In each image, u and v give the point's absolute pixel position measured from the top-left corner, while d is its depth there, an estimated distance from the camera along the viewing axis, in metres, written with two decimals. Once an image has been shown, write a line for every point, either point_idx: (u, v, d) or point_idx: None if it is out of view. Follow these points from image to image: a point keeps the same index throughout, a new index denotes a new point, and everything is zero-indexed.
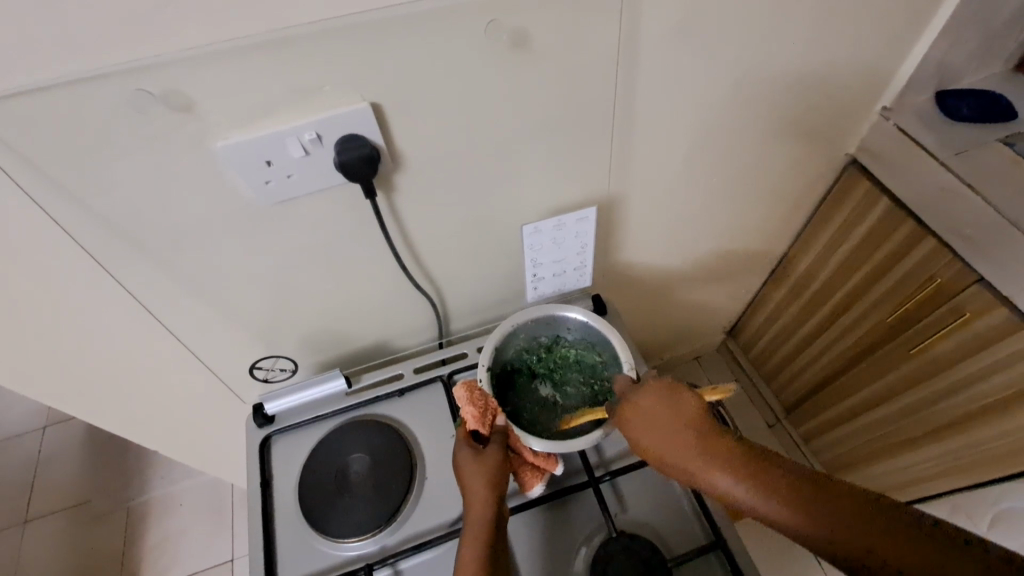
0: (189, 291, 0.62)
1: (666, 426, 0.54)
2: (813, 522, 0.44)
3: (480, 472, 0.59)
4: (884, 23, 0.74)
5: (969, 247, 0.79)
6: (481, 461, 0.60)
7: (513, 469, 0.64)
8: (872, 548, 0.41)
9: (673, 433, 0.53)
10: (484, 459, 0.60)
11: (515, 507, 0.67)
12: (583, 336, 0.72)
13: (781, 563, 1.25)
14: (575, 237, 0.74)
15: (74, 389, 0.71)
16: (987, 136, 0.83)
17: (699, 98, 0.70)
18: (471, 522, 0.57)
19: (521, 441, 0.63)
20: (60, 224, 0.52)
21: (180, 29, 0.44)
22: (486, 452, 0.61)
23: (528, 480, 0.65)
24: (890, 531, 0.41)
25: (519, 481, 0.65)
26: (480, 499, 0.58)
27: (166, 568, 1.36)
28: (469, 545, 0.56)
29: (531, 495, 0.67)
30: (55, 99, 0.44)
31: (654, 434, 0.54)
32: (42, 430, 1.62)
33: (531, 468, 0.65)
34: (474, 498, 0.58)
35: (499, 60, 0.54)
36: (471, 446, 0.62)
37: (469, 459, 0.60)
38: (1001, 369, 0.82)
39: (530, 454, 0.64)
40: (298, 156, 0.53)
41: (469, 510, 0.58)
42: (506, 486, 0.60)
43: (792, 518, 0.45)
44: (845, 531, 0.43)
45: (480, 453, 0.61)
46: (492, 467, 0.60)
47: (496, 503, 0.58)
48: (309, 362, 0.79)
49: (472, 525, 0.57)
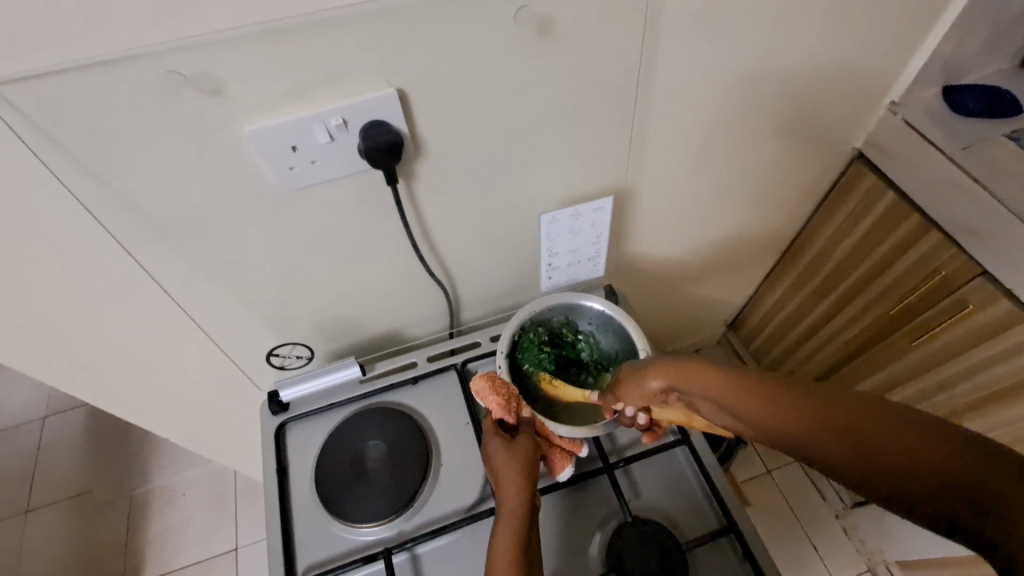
0: (208, 275, 0.62)
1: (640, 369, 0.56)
2: (786, 414, 0.40)
3: (511, 459, 0.60)
4: (898, 16, 0.74)
5: (975, 240, 0.80)
6: (511, 448, 0.61)
7: (541, 454, 0.64)
8: (852, 446, 0.36)
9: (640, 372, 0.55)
10: (514, 446, 0.61)
11: (542, 489, 0.68)
12: (601, 328, 0.73)
13: (782, 552, 1.28)
14: (592, 226, 0.75)
15: (88, 373, 0.71)
16: (994, 131, 0.84)
17: (715, 87, 0.70)
18: (505, 504, 0.57)
19: (547, 428, 0.64)
20: (85, 207, 0.52)
21: (211, 12, 0.43)
22: (515, 439, 0.62)
23: (558, 464, 0.65)
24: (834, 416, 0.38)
25: (549, 465, 0.65)
26: (513, 482, 0.58)
27: (169, 556, 1.36)
28: (505, 525, 0.55)
29: (559, 479, 0.67)
30: (81, 80, 0.44)
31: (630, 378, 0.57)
32: (42, 421, 1.60)
33: (560, 451, 0.65)
34: (506, 484, 0.58)
35: (523, 49, 0.54)
36: (499, 435, 0.63)
37: (499, 447, 0.61)
38: (1004, 360, 0.84)
39: (557, 438, 0.65)
40: (323, 142, 0.53)
41: (502, 496, 0.58)
42: (537, 470, 0.60)
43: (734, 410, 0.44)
44: (825, 416, 0.38)
45: (510, 441, 0.62)
46: (524, 453, 0.61)
47: (529, 487, 0.58)
48: (323, 350, 0.79)
49: (506, 507, 0.57)
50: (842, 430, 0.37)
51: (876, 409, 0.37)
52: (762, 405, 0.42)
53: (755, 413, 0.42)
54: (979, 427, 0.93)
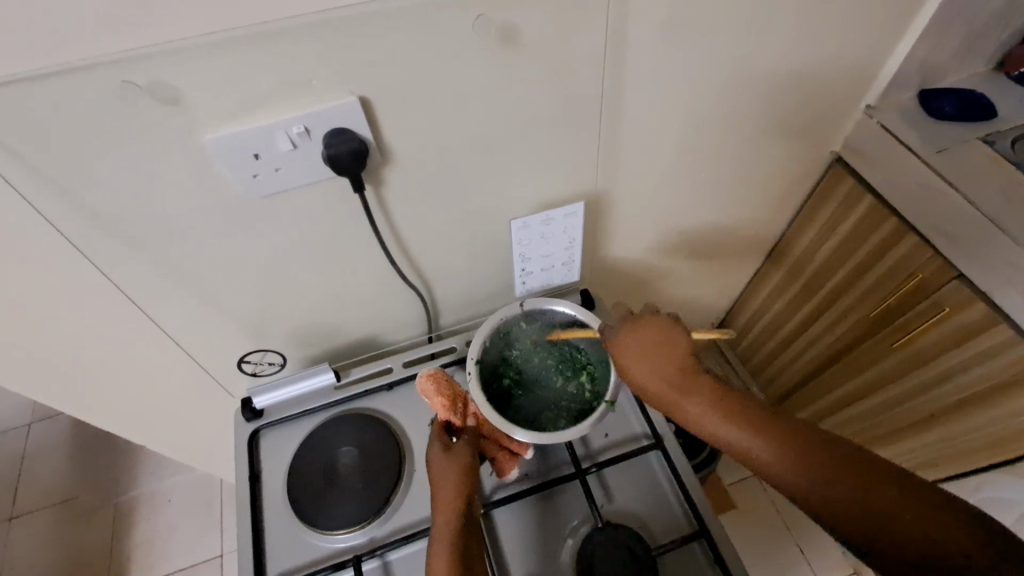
0: (176, 283, 0.62)
1: (656, 362, 0.54)
2: (802, 463, 0.45)
3: (450, 467, 0.60)
4: (868, 22, 0.75)
5: (948, 244, 0.80)
6: (450, 455, 0.61)
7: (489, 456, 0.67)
8: (868, 500, 0.42)
9: (658, 373, 0.53)
10: (454, 453, 0.61)
11: (494, 502, 0.67)
12: (571, 332, 0.74)
13: (768, 556, 1.27)
14: (564, 232, 0.75)
15: (59, 382, 0.71)
16: (967, 134, 0.85)
17: (685, 93, 0.70)
18: (440, 515, 0.57)
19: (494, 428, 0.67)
20: (46, 216, 0.52)
21: (163, 23, 0.43)
22: (456, 445, 0.62)
23: (504, 465, 0.68)
24: (856, 471, 0.43)
25: (496, 468, 0.68)
26: (450, 492, 0.58)
27: (153, 563, 1.36)
28: (440, 537, 0.56)
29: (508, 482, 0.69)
30: (35, 90, 0.44)
31: (641, 368, 0.54)
32: (28, 427, 1.60)
33: (506, 453, 0.68)
34: (443, 494, 0.59)
35: (485, 56, 0.54)
36: (442, 441, 0.63)
37: (439, 455, 0.61)
38: (979, 364, 0.83)
39: (506, 441, 0.68)
40: (285, 150, 0.53)
41: (439, 506, 0.58)
42: (476, 478, 0.61)
43: (773, 453, 0.46)
44: (842, 474, 0.43)
45: (450, 448, 0.62)
46: (462, 461, 0.61)
47: (464, 496, 0.59)
48: (298, 356, 0.79)
49: (441, 518, 0.57)
50: (854, 484, 0.42)
51: (878, 468, 0.43)
52: (778, 447, 0.46)
53: (770, 460, 0.46)
54: (955, 430, 0.93)
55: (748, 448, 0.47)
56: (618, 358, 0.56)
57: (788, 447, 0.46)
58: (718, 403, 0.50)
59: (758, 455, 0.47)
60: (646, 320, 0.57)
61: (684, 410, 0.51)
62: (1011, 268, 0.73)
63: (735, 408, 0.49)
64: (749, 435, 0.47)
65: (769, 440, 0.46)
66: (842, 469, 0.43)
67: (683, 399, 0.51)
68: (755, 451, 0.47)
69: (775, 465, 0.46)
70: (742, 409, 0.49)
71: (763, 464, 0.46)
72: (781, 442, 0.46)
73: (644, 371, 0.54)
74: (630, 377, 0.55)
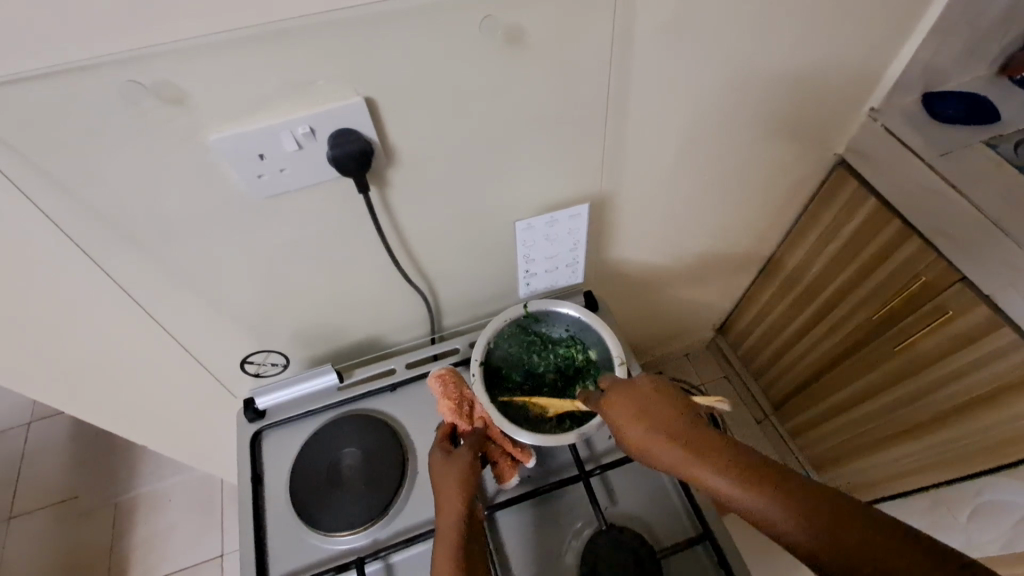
0: (178, 283, 0.62)
1: (649, 418, 0.52)
2: (809, 527, 0.41)
3: (450, 469, 0.60)
4: (873, 24, 0.75)
5: (952, 247, 0.80)
6: (450, 459, 0.61)
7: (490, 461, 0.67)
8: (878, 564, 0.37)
9: (653, 434, 0.51)
10: (454, 457, 0.62)
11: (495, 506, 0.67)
12: (577, 335, 0.74)
13: (769, 559, 1.27)
14: (568, 233, 0.75)
15: (60, 382, 0.70)
16: (972, 138, 0.85)
17: (690, 94, 0.70)
18: (442, 519, 0.56)
19: (498, 433, 0.66)
20: (47, 215, 0.51)
21: (169, 22, 0.43)
22: (456, 450, 0.63)
23: (504, 472, 0.67)
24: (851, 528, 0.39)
25: (496, 473, 0.67)
26: (451, 494, 0.58)
27: (152, 563, 1.35)
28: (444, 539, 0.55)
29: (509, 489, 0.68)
30: (38, 89, 0.43)
31: (633, 426, 0.53)
32: (27, 426, 1.60)
33: (506, 460, 0.67)
34: (445, 497, 0.58)
35: (491, 57, 0.54)
36: (443, 446, 0.64)
37: (439, 460, 0.62)
38: (982, 367, 0.83)
39: (507, 445, 0.67)
40: (290, 150, 0.52)
41: (442, 509, 0.57)
42: (478, 479, 0.60)
43: (779, 512, 0.42)
44: (847, 536, 0.39)
45: (450, 453, 0.62)
46: (463, 463, 0.61)
47: (467, 497, 0.58)
48: (301, 357, 0.79)
49: (443, 521, 0.56)
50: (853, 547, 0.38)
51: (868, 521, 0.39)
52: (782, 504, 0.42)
53: (780, 523, 0.42)
54: (955, 434, 0.92)
55: (755, 507, 0.43)
56: (607, 415, 0.56)
57: (791, 504, 0.42)
58: (717, 456, 0.47)
59: (765, 517, 0.43)
60: (629, 382, 0.56)
61: (689, 472, 0.48)
62: (1014, 271, 0.73)
63: (734, 460, 0.46)
64: (751, 492, 0.44)
65: (767, 494, 0.43)
66: (839, 527, 0.40)
67: (684, 459, 0.48)
68: (762, 512, 0.43)
69: (784, 528, 0.42)
70: (741, 462, 0.46)
71: (771, 527, 0.42)
72: (780, 497, 0.42)
73: (634, 427, 0.53)
74: (624, 436, 0.53)
